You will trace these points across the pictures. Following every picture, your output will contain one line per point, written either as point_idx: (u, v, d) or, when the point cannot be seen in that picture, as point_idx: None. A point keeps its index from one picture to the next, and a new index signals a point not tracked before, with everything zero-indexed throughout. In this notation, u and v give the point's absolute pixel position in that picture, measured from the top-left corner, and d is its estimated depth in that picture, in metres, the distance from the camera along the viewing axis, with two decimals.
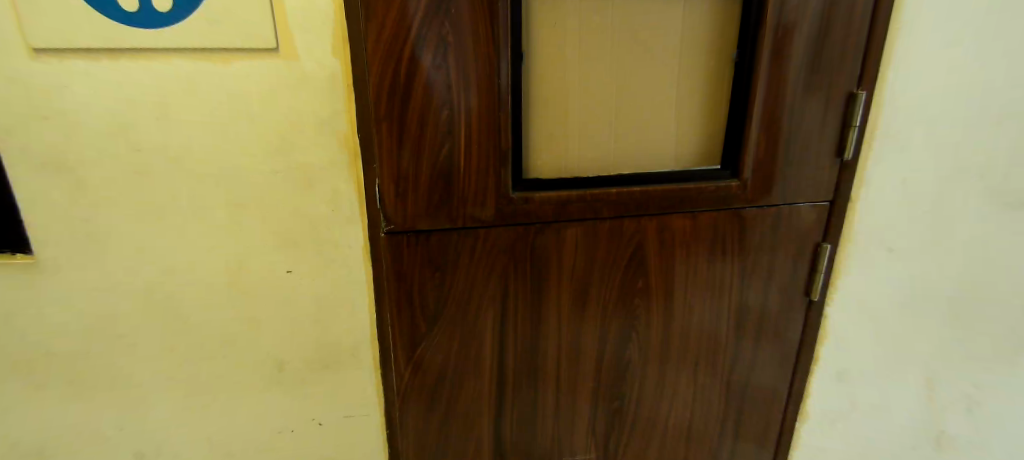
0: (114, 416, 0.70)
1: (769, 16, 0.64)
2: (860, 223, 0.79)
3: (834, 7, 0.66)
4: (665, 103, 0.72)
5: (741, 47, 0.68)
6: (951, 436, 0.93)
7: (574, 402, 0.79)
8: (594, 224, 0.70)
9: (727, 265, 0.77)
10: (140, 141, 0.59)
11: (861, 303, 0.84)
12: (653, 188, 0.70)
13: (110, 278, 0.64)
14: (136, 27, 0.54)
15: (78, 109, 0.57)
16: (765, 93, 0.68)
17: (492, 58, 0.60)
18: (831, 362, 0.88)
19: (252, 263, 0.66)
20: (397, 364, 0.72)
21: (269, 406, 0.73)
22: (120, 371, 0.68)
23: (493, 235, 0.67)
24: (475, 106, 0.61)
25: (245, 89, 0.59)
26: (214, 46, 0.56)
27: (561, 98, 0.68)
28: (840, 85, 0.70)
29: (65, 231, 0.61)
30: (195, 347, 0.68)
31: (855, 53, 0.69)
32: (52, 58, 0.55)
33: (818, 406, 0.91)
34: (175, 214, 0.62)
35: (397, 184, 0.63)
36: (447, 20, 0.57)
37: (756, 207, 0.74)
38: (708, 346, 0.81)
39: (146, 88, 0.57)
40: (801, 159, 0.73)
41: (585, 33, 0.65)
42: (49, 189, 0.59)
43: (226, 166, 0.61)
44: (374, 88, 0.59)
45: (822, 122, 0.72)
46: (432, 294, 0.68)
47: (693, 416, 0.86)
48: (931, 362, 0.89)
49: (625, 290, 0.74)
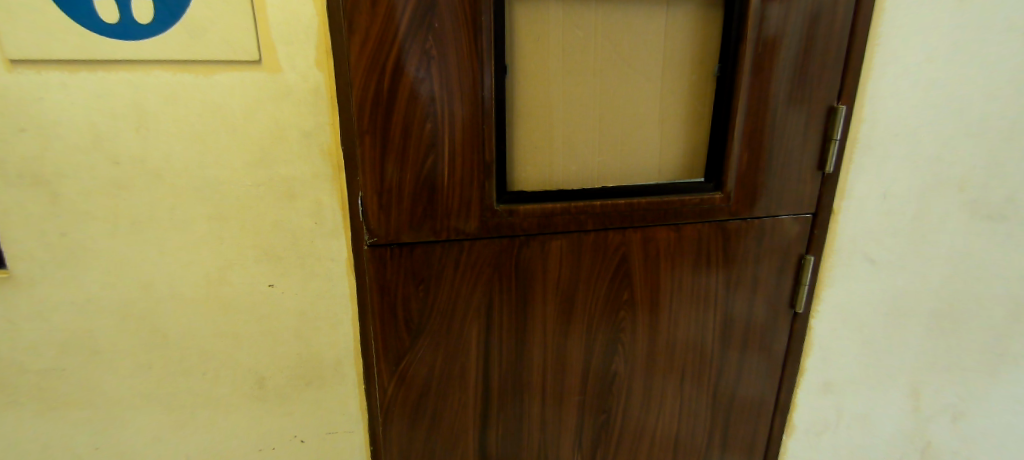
0: (86, 434, 0.70)
1: (749, 32, 0.68)
2: (844, 240, 0.83)
3: (813, 24, 0.70)
4: (646, 117, 0.74)
5: (723, 62, 0.71)
6: (939, 446, 0.98)
7: (560, 416, 0.80)
8: (579, 236, 0.71)
9: (711, 277, 0.79)
10: (117, 154, 0.60)
11: (846, 312, 0.88)
12: (638, 201, 0.72)
13: (83, 293, 0.64)
14: (117, 39, 0.57)
15: (55, 119, 0.58)
16: (747, 106, 0.71)
17: (475, 71, 0.62)
18: (817, 376, 0.91)
19: (232, 277, 0.67)
20: (380, 378, 0.72)
21: (250, 425, 0.74)
22: (93, 389, 0.68)
23: (477, 248, 0.69)
24: (459, 119, 0.63)
25: (226, 100, 0.61)
26: (195, 58, 0.59)
27: (545, 111, 0.70)
28: (820, 99, 0.74)
29: (40, 245, 0.62)
30: (173, 364, 0.69)
31: (833, 70, 0.73)
32: (30, 69, 0.56)
33: (805, 418, 0.94)
34: (153, 228, 0.64)
35: (380, 196, 0.64)
36: (432, 35, 0.59)
37: (740, 218, 0.77)
38: (695, 357, 0.83)
39: (123, 98, 0.59)
40: (783, 170, 0.76)
41: (569, 47, 0.68)
42: (24, 202, 0.60)
43: (208, 182, 0.63)
44: (357, 102, 0.60)
45: (803, 135, 0.75)
46: (417, 307, 0.69)
47: (680, 429, 0.87)
48: (917, 373, 0.93)
49: (611, 303, 0.76)
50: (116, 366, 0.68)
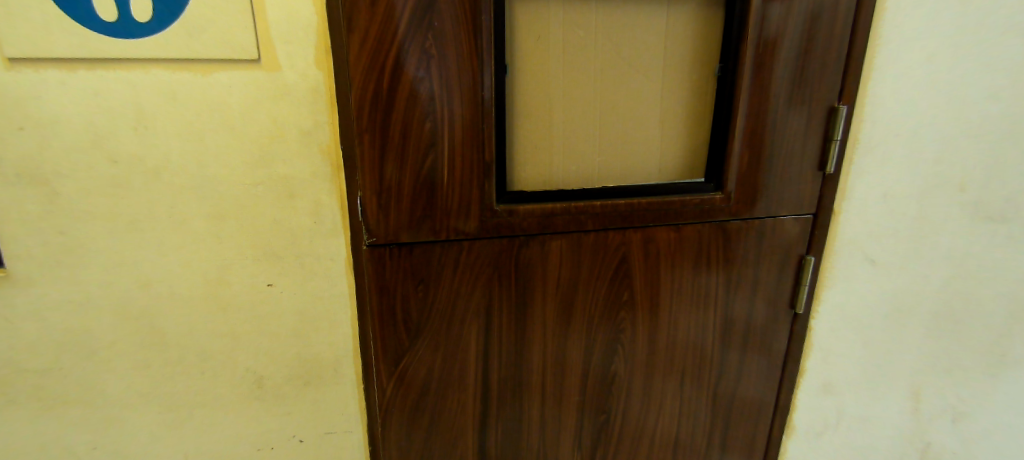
0: (85, 433, 0.70)
1: (750, 32, 0.68)
2: (844, 240, 0.83)
3: (814, 24, 0.70)
4: (647, 117, 0.74)
5: (724, 62, 0.71)
6: (938, 447, 0.97)
7: (560, 416, 0.80)
8: (579, 236, 0.71)
9: (711, 277, 0.79)
10: (116, 153, 0.60)
11: (846, 313, 0.87)
12: (638, 202, 0.72)
13: (81, 292, 0.64)
14: (116, 37, 0.57)
15: (53, 118, 0.58)
16: (748, 106, 0.71)
17: (475, 70, 0.62)
18: (817, 377, 0.91)
19: (231, 277, 0.67)
20: (380, 378, 0.72)
21: (248, 425, 0.74)
22: (92, 389, 0.68)
23: (476, 248, 0.68)
24: (458, 118, 0.63)
25: (225, 99, 0.61)
26: (194, 58, 0.59)
27: (545, 111, 0.70)
28: (821, 99, 0.74)
29: (39, 244, 0.62)
30: (171, 364, 0.69)
31: (834, 70, 0.73)
32: (29, 68, 0.56)
33: (805, 419, 0.94)
34: (151, 227, 0.63)
35: (380, 196, 0.64)
36: (431, 35, 0.59)
37: (740, 219, 0.77)
38: (695, 358, 0.83)
39: (122, 97, 0.59)
40: (784, 170, 0.76)
41: (569, 46, 0.68)
42: (23, 201, 0.60)
43: (207, 182, 0.63)
44: (357, 101, 0.60)
45: (804, 135, 0.75)
46: (416, 307, 0.69)
47: (680, 430, 0.87)
48: (917, 374, 0.92)
49: (611, 303, 0.76)
50: (115, 366, 0.68)
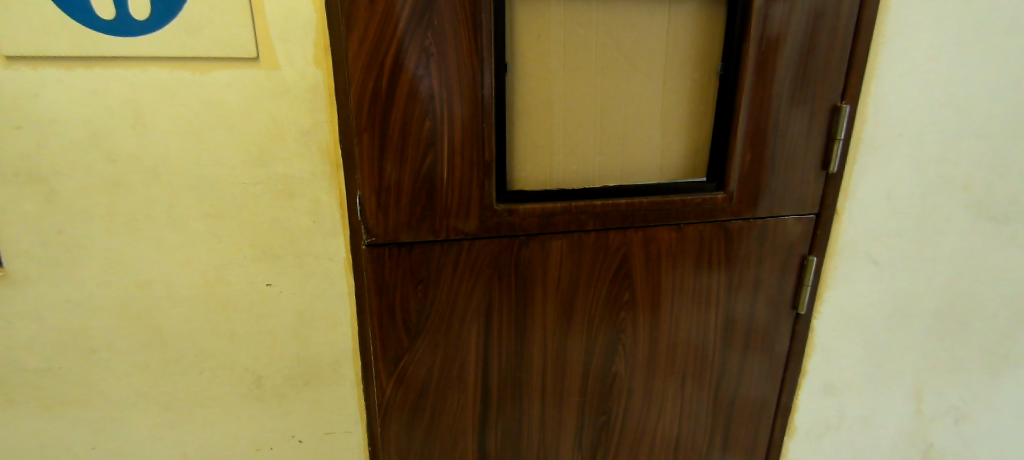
0: (84, 433, 0.69)
1: (752, 30, 0.67)
2: (846, 240, 0.83)
3: (817, 23, 0.69)
4: (648, 116, 0.73)
5: (726, 60, 0.70)
6: (941, 449, 0.97)
7: (560, 416, 0.80)
8: (579, 236, 0.71)
9: (712, 278, 0.78)
10: (114, 151, 0.60)
11: (848, 314, 0.87)
12: (639, 202, 0.72)
13: (80, 292, 0.64)
14: (114, 36, 0.56)
15: (51, 116, 0.58)
16: (749, 106, 0.70)
17: (475, 69, 0.62)
18: (819, 378, 0.91)
19: (230, 276, 0.67)
20: (379, 378, 0.72)
21: (247, 425, 0.73)
22: (91, 388, 0.68)
23: (476, 248, 0.68)
24: (458, 117, 0.63)
25: (223, 98, 0.60)
26: (193, 56, 0.59)
27: (546, 110, 0.69)
28: (823, 99, 0.73)
29: (37, 243, 0.62)
30: (170, 363, 0.69)
31: (836, 69, 0.72)
32: (27, 67, 0.56)
33: (807, 420, 0.93)
34: (150, 226, 0.63)
35: (379, 196, 0.63)
36: (431, 33, 0.59)
37: (742, 219, 0.76)
38: (696, 358, 0.82)
39: (121, 96, 0.58)
40: (786, 170, 0.75)
41: (570, 44, 0.67)
42: (21, 200, 0.60)
43: (206, 181, 0.63)
44: (356, 100, 0.60)
45: (806, 135, 0.74)
46: (415, 307, 0.69)
47: (681, 430, 0.86)
48: (919, 374, 0.92)
49: (612, 303, 0.75)
50: (114, 365, 0.67)
